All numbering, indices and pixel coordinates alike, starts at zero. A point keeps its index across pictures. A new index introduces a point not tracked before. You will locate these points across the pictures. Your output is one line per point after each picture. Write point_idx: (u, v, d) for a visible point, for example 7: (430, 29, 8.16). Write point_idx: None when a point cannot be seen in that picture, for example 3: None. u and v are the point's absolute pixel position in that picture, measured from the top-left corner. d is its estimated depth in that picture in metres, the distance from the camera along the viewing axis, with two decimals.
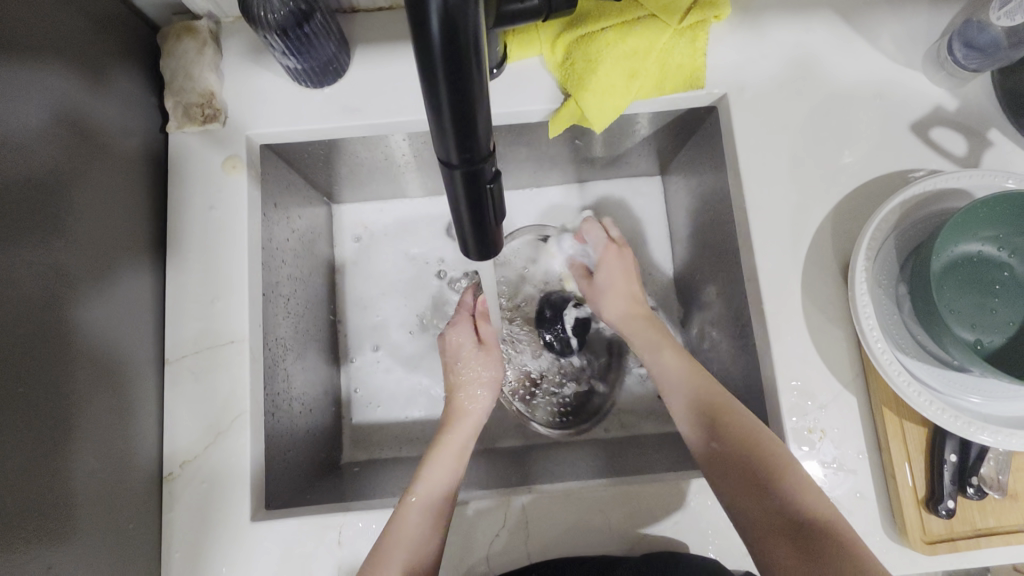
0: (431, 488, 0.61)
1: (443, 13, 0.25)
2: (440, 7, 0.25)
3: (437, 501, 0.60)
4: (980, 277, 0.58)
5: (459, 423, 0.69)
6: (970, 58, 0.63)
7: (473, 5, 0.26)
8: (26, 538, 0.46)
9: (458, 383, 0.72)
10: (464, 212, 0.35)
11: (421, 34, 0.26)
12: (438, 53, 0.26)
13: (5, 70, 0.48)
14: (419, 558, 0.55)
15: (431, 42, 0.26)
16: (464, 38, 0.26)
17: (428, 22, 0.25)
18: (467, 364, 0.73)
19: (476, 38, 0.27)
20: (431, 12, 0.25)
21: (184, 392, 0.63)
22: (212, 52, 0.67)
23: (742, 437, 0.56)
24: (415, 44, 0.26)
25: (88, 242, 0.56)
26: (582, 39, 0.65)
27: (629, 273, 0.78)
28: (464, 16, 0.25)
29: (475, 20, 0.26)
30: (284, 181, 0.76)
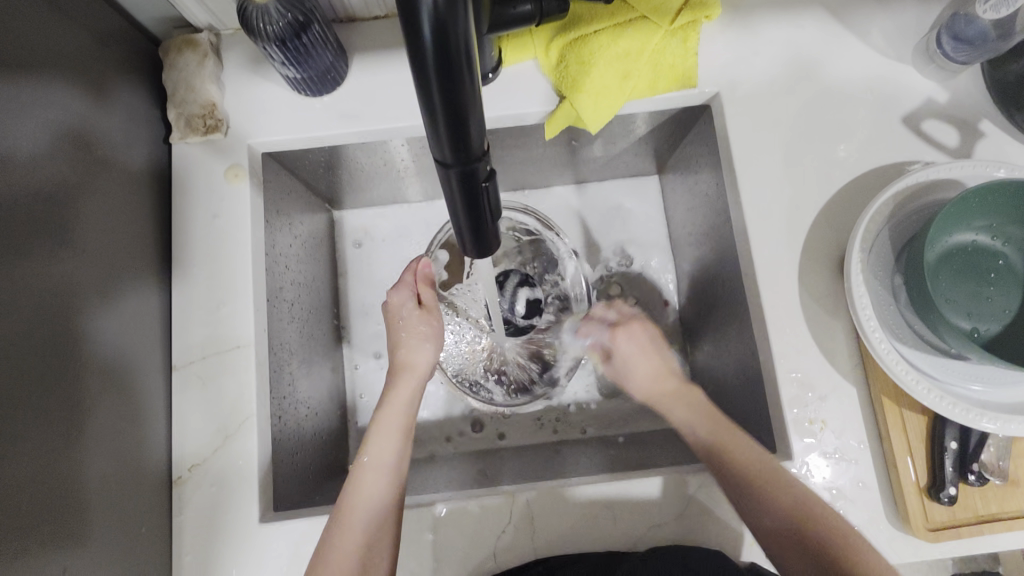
0: (380, 459, 0.61)
1: (433, 18, 0.26)
2: (431, 13, 0.26)
3: (386, 473, 0.60)
4: (975, 266, 0.58)
5: (400, 383, 0.68)
6: (959, 50, 0.64)
7: (463, 9, 0.27)
8: (40, 543, 0.46)
9: (400, 341, 0.70)
10: (461, 211, 0.36)
11: (414, 36, 0.27)
12: (430, 54, 0.27)
13: (11, 88, 0.50)
14: (377, 536, 0.56)
15: (422, 46, 0.27)
16: (455, 40, 0.27)
17: (420, 25, 0.26)
18: (408, 323, 0.70)
19: (467, 40, 0.27)
20: (422, 15, 0.26)
21: (192, 396, 0.64)
22: (212, 64, 0.69)
23: (757, 485, 0.55)
24: (408, 46, 0.27)
25: (94, 252, 0.57)
26: (575, 42, 0.66)
27: (650, 347, 0.71)
28: (455, 19, 0.26)
29: (466, 24, 0.27)
30: (286, 188, 0.77)
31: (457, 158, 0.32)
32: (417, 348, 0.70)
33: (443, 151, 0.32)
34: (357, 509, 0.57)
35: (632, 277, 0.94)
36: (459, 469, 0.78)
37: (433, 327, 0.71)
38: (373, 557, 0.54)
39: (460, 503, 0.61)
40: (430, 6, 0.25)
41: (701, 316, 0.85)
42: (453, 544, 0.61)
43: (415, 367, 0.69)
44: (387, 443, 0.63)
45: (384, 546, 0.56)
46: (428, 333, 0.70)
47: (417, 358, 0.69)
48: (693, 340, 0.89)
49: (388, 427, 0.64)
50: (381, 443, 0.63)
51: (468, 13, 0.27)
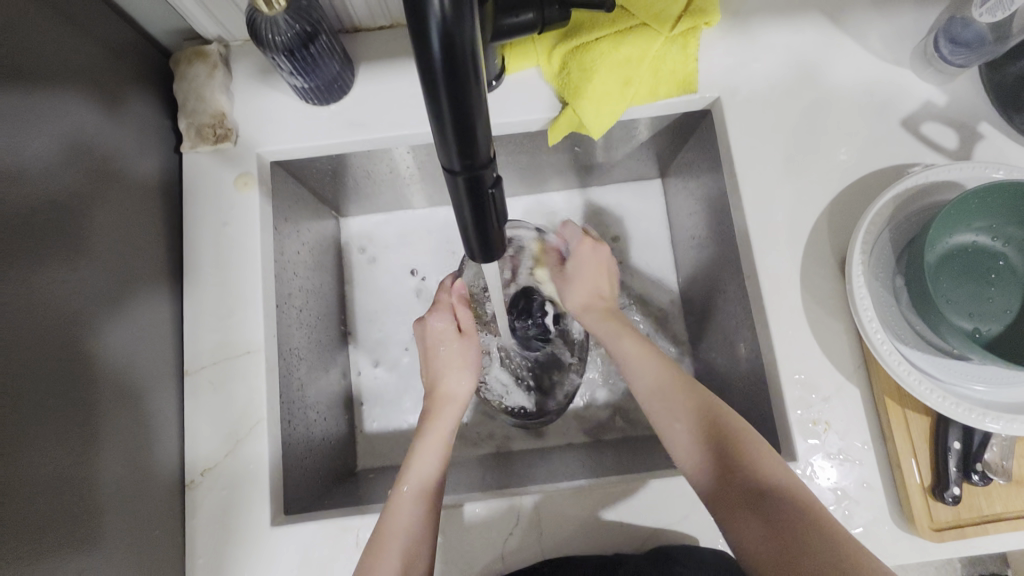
0: (421, 478, 0.61)
1: (441, 31, 0.27)
2: (439, 25, 0.27)
3: (424, 495, 0.59)
4: (975, 267, 0.59)
5: (441, 407, 0.68)
6: (957, 54, 0.64)
7: (470, 23, 0.28)
8: (58, 542, 0.48)
9: (440, 370, 0.71)
10: (468, 217, 0.37)
11: (423, 46, 0.28)
12: (438, 63, 0.28)
13: (30, 100, 0.52)
14: (412, 557, 0.55)
15: (431, 58, 0.28)
16: (462, 50, 0.28)
17: (429, 36, 0.27)
18: (447, 351, 0.72)
19: (474, 50, 0.28)
20: (431, 26, 0.27)
21: (203, 401, 0.65)
22: (222, 75, 0.70)
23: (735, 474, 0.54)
24: (417, 57, 0.28)
25: (108, 259, 0.58)
26: (577, 49, 0.67)
27: (601, 264, 0.76)
28: (462, 30, 0.27)
29: (472, 37, 0.28)
30: (293, 195, 0.78)
31: (464, 164, 0.33)
32: (456, 377, 0.70)
33: (450, 158, 0.33)
34: (395, 531, 0.56)
35: (635, 280, 0.95)
36: (466, 472, 0.79)
37: (473, 356, 0.72)
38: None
39: (467, 505, 0.62)
40: (438, 17, 0.27)
41: (705, 318, 0.85)
42: (461, 545, 0.61)
43: (455, 396, 0.70)
44: (426, 467, 0.62)
45: (419, 565, 0.56)
46: (468, 362, 0.72)
47: (455, 389, 0.70)
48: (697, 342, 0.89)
49: (429, 451, 0.64)
50: (420, 465, 0.62)
51: (474, 24, 0.28)
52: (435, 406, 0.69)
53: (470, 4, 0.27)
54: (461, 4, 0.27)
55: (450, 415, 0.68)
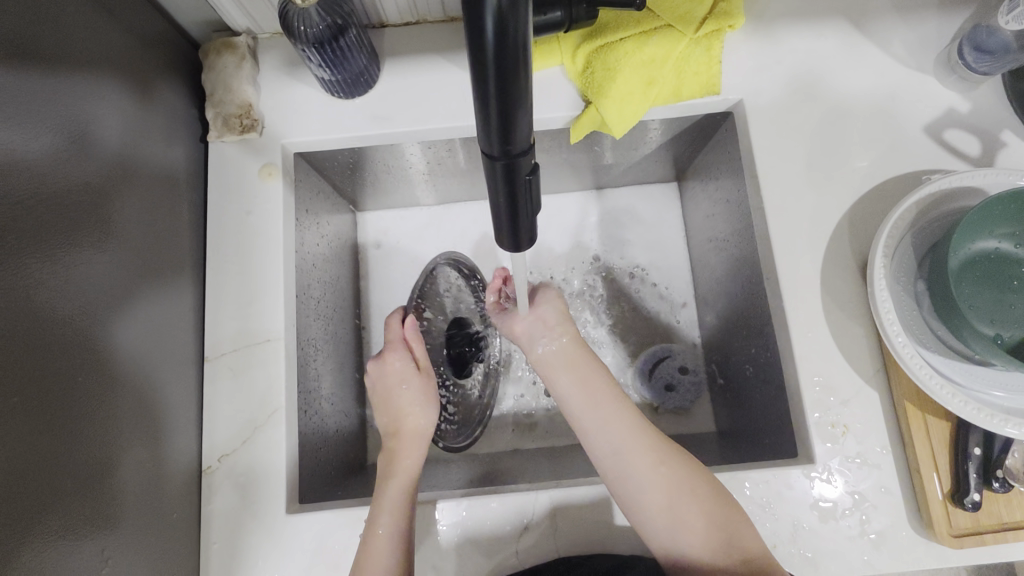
0: (391, 517, 0.58)
1: (496, 18, 0.27)
2: (494, 13, 0.27)
3: (398, 535, 0.57)
4: (998, 273, 0.59)
5: (407, 443, 0.67)
6: (981, 61, 0.65)
7: (525, 11, 0.28)
8: (82, 522, 0.48)
9: (402, 408, 0.70)
10: (502, 202, 0.37)
11: (476, 33, 0.28)
12: (490, 50, 0.28)
13: (62, 85, 0.52)
14: None
15: (483, 45, 0.28)
16: (513, 38, 0.28)
17: (482, 24, 0.27)
18: (408, 390, 0.70)
19: (525, 40, 0.28)
20: (486, 13, 0.27)
21: (222, 388, 0.65)
22: (249, 66, 0.71)
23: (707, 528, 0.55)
24: (469, 41, 0.28)
25: (133, 243, 0.59)
26: (601, 49, 0.67)
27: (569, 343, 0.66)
28: (515, 18, 0.27)
29: (525, 24, 0.28)
30: (314, 188, 0.79)
31: (503, 149, 0.33)
32: (416, 414, 0.69)
33: (490, 143, 0.33)
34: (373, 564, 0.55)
35: (649, 282, 0.95)
36: (478, 468, 0.79)
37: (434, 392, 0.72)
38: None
39: (484, 498, 0.62)
40: (494, 4, 0.27)
41: (720, 321, 0.85)
42: (474, 539, 0.61)
43: (419, 432, 0.68)
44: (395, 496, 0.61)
45: None
46: (424, 396, 0.70)
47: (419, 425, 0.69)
48: (711, 345, 0.89)
49: (395, 493, 0.60)
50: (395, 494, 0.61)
51: (529, 12, 0.28)
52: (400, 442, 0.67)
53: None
54: None
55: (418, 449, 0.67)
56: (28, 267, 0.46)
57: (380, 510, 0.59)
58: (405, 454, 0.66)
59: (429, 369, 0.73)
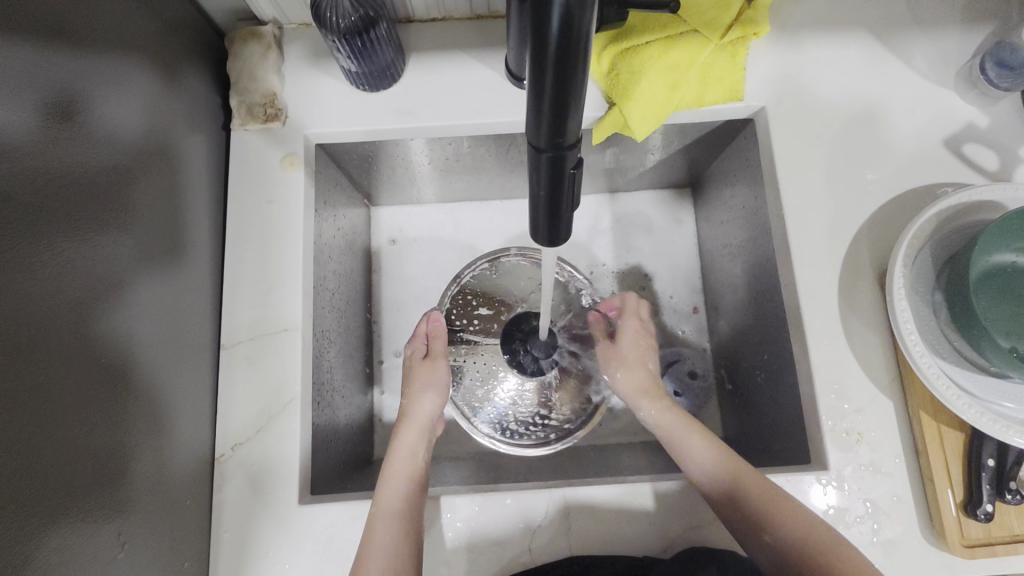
0: (388, 497, 0.60)
1: (563, 11, 0.28)
2: (562, 6, 0.28)
3: (395, 514, 0.58)
4: (1016, 286, 0.59)
5: (406, 427, 0.69)
6: (1003, 77, 0.66)
7: (590, 7, 0.29)
8: (101, 504, 0.48)
9: (408, 396, 0.72)
10: (543, 195, 0.38)
11: (541, 24, 0.29)
12: (553, 43, 0.29)
13: (94, 67, 0.53)
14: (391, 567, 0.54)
15: (547, 35, 0.29)
16: (577, 33, 0.29)
17: (548, 17, 0.28)
18: (413, 379, 0.74)
19: (588, 35, 0.30)
20: (553, 7, 0.28)
21: (238, 376, 0.65)
22: (275, 55, 0.71)
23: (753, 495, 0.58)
24: (533, 32, 0.30)
25: (158, 226, 0.59)
26: (627, 52, 0.68)
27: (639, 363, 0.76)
28: (580, 14, 0.28)
29: (589, 20, 0.29)
30: (333, 180, 0.79)
31: (551, 142, 0.34)
32: (417, 399, 0.71)
33: (539, 134, 0.34)
34: (372, 549, 0.55)
35: (661, 287, 0.95)
36: (487, 466, 0.79)
37: (440, 378, 0.73)
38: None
39: (496, 494, 0.62)
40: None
41: (732, 327, 0.85)
42: (486, 536, 0.61)
43: (419, 418, 0.70)
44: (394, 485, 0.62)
45: None
46: (426, 382, 0.73)
47: (421, 410, 0.71)
48: (721, 351, 0.89)
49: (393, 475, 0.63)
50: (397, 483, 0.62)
51: (593, 11, 0.29)
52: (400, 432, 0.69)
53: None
54: None
55: (418, 438, 0.69)
56: (60, 244, 0.47)
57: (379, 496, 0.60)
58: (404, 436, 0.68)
59: (439, 355, 0.75)
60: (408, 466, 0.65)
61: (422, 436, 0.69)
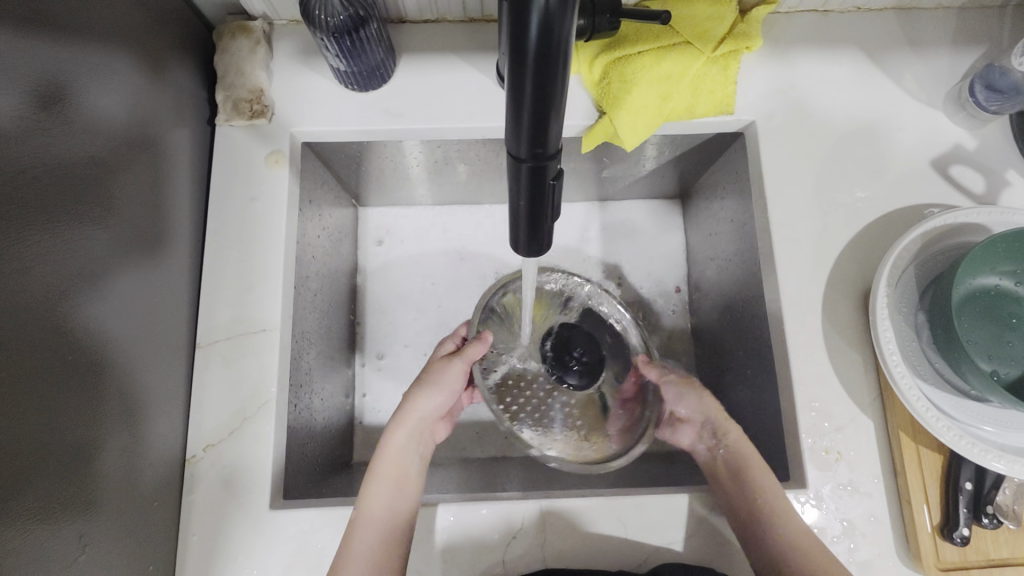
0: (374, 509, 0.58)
1: (541, 20, 0.28)
2: (541, 14, 0.27)
3: (379, 528, 0.57)
4: (998, 310, 0.59)
5: (398, 427, 0.65)
6: (992, 100, 0.66)
7: (570, 15, 0.28)
8: (63, 505, 0.46)
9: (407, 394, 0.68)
10: (523, 205, 0.37)
11: (520, 32, 0.28)
12: (532, 50, 0.29)
13: (76, 57, 0.52)
14: None
15: (526, 44, 0.29)
16: (557, 40, 0.28)
17: (528, 26, 0.28)
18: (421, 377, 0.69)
19: (568, 43, 0.29)
20: (532, 16, 0.27)
21: (214, 375, 0.64)
22: (263, 51, 0.70)
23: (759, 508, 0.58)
24: (511, 41, 0.29)
25: (136, 221, 0.58)
26: (619, 61, 0.67)
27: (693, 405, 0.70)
28: (561, 22, 0.28)
29: (569, 29, 0.29)
30: (319, 178, 0.78)
31: (532, 152, 0.34)
32: (416, 397, 0.67)
33: (519, 144, 0.34)
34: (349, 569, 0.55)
35: (649, 297, 0.94)
36: (465, 473, 0.78)
37: (455, 380, 0.68)
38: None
39: (471, 504, 0.61)
40: (542, 6, 0.27)
41: (716, 340, 0.85)
42: (460, 547, 0.60)
43: (408, 419, 0.66)
44: (380, 492, 0.60)
45: None
46: (434, 380, 0.67)
47: (419, 410, 0.66)
48: (705, 364, 0.89)
49: (383, 482, 0.61)
50: (386, 491, 0.60)
51: (575, 17, 0.28)
52: (391, 427, 0.66)
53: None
54: None
55: (412, 439, 0.66)
56: (31, 237, 0.45)
57: (362, 509, 0.58)
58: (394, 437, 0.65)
59: (465, 357, 0.68)
60: (398, 471, 0.63)
61: (416, 438, 0.66)
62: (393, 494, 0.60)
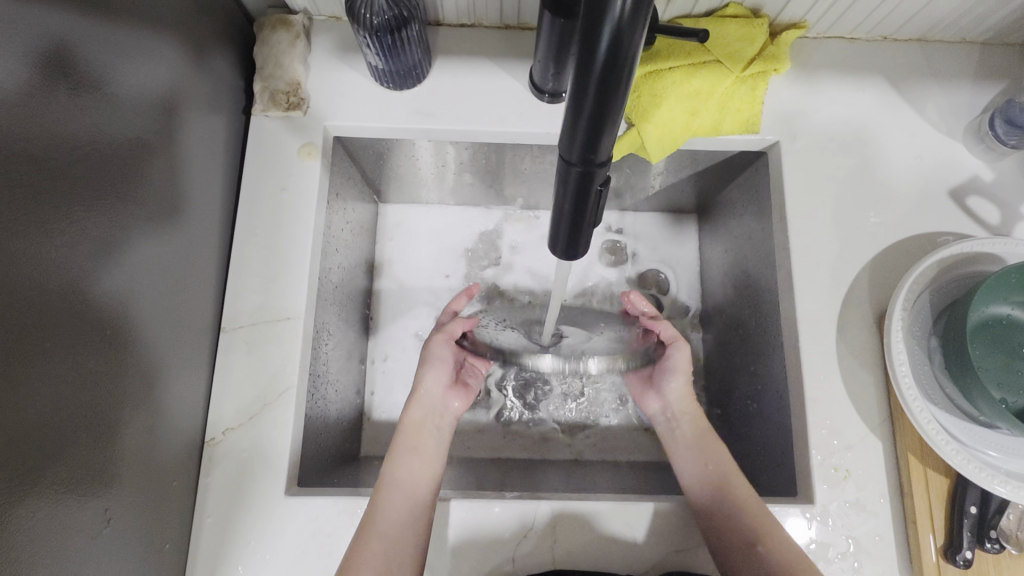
0: (405, 475, 0.61)
1: (612, 32, 0.29)
2: (612, 27, 0.29)
3: (411, 491, 0.60)
4: (1009, 339, 0.60)
5: (413, 406, 0.68)
6: (1010, 134, 0.67)
7: (640, 30, 0.30)
8: (89, 479, 0.47)
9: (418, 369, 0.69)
10: (567, 208, 0.39)
11: (591, 42, 0.30)
12: (600, 59, 0.30)
13: (126, 40, 0.53)
14: (401, 544, 0.56)
15: (595, 54, 0.30)
16: (624, 54, 0.30)
17: (599, 35, 0.30)
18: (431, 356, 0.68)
19: (634, 56, 0.31)
20: (604, 27, 0.29)
21: (236, 360, 0.65)
22: (302, 45, 0.71)
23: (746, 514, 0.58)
24: (581, 51, 0.31)
25: (171, 204, 0.59)
26: (650, 76, 0.69)
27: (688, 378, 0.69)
28: (630, 36, 0.30)
29: (637, 43, 0.30)
30: (345, 172, 0.79)
31: (583, 157, 0.35)
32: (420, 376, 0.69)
33: (572, 148, 0.35)
34: (376, 531, 0.56)
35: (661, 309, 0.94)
36: (472, 472, 0.78)
37: (443, 352, 0.68)
38: (398, 554, 0.55)
39: (456, 501, 0.62)
40: (615, 19, 0.29)
41: (726, 355, 0.86)
42: (471, 543, 0.61)
43: (421, 396, 0.68)
44: (406, 458, 0.63)
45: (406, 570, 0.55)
46: (428, 357, 0.69)
47: (425, 386, 0.69)
48: (712, 377, 0.90)
49: (409, 451, 0.63)
50: (410, 463, 0.62)
51: (643, 33, 0.30)
52: (407, 407, 0.68)
53: (647, 15, 0.30)
54: (639, 11, 0.29)
55: (428, 414, 0.68)
56: (73, 213, 0.46)
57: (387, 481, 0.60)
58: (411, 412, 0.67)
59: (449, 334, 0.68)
60: (416, 439, 0.65)
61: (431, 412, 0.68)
62: (417, 461, 0.63)
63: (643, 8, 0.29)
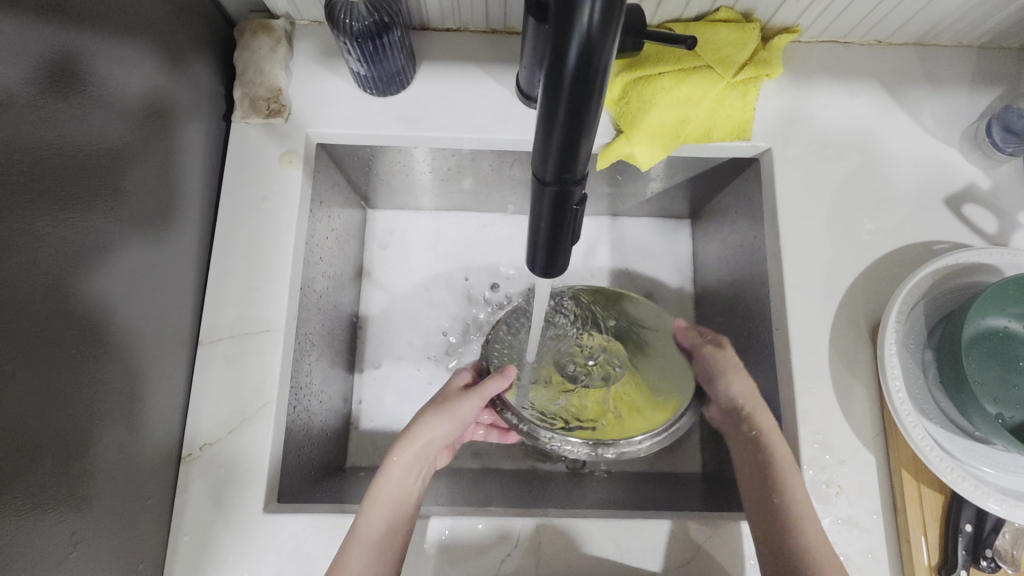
0: (371, 532, 0.55)
1: (582, 43, 0.28)
2: (581, 38, 0.28)
3: (384, 552, 0.54)
4: (1005, 352, 0.59)
5: (404, 449, 0.61)
6: (1008, 141, 0.66)
7: (611, 41, 0.29)
8: (56, 500, 0.46)
9: (419, 412, 0.64)
10: (544, 227, 0.37)
11: (560, 54, 0.29)
12: (569, 72, 0.29)
13: (102, 47, 0.52)
14: None
15: (565, 66, 0.29)
16: (595, 66, 0.29)
17: (568, 47, 0.29)
18: (443, 412, 0.64)
19: (605, 68, 0.30)
20: (573, 37, 0.28)
21: (214, 373, 0.64)
22: (284, 50, 0.70)
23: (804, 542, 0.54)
24: (550, 64, 0.30)
25: (148, 214, 0.57)
26: (639, 81, 0.68)
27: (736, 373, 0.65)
28: (602, 48, 0.29)
29: (608, 54, 0.29)
30: (330, 179, 0.77)
31: (558, 175, 0.34)
32: (428, 419, 0.63)
33: (545, 167, 0.34)
34: None
35: None
36: (459, 484, 0.77)
37: (468, 413, 0.65)
38: None
39: (437, 518, 0.60)
40: (583, 30, 0.28)
41: None
42: (454, 561, 0.60)
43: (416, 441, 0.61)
44: (378, 512, 0.56)
45: None
46: (449, 410, 0.64)
47: (432, 436, 0.62)
48: None
49: (393, 495, 0.58)
50: (386, 510, 0.57)
51: (614, 43, 0.29)
52: (399, 445, 0.61)
53: (616, 26, 0.29)
54: (608, 22, 0.28)
55: (421, 460, 0.62)
56: (41, 224, 0.45)
57: (351, 548, 0.54)
58: (400, 456, 0.60)
59: (479, 392, 0.66)
60: (398, 489, 0.59)
61: (426, 457, 0.62)
62: (394, 511, 0.57)
63: (613, 18, 0.28)
